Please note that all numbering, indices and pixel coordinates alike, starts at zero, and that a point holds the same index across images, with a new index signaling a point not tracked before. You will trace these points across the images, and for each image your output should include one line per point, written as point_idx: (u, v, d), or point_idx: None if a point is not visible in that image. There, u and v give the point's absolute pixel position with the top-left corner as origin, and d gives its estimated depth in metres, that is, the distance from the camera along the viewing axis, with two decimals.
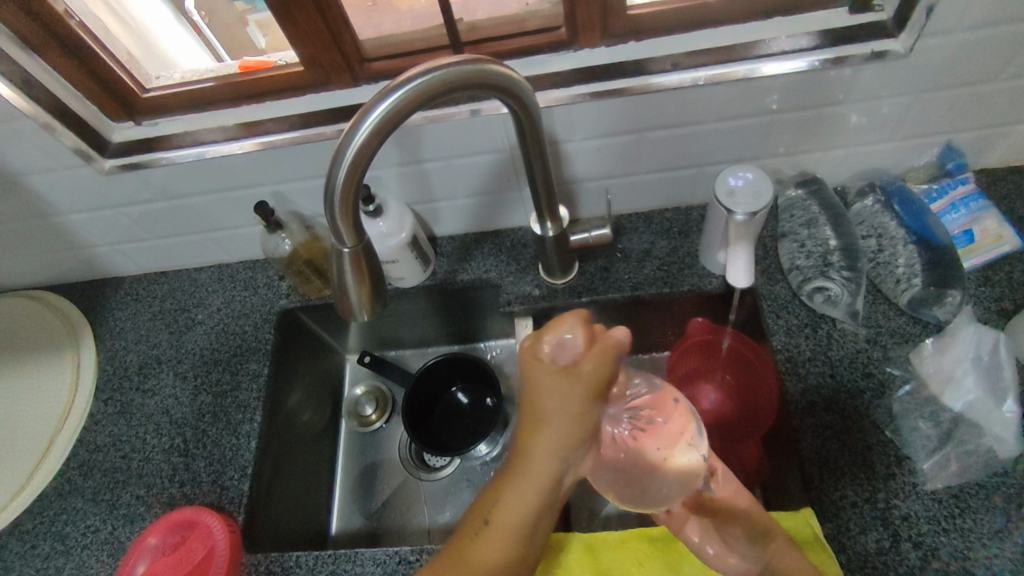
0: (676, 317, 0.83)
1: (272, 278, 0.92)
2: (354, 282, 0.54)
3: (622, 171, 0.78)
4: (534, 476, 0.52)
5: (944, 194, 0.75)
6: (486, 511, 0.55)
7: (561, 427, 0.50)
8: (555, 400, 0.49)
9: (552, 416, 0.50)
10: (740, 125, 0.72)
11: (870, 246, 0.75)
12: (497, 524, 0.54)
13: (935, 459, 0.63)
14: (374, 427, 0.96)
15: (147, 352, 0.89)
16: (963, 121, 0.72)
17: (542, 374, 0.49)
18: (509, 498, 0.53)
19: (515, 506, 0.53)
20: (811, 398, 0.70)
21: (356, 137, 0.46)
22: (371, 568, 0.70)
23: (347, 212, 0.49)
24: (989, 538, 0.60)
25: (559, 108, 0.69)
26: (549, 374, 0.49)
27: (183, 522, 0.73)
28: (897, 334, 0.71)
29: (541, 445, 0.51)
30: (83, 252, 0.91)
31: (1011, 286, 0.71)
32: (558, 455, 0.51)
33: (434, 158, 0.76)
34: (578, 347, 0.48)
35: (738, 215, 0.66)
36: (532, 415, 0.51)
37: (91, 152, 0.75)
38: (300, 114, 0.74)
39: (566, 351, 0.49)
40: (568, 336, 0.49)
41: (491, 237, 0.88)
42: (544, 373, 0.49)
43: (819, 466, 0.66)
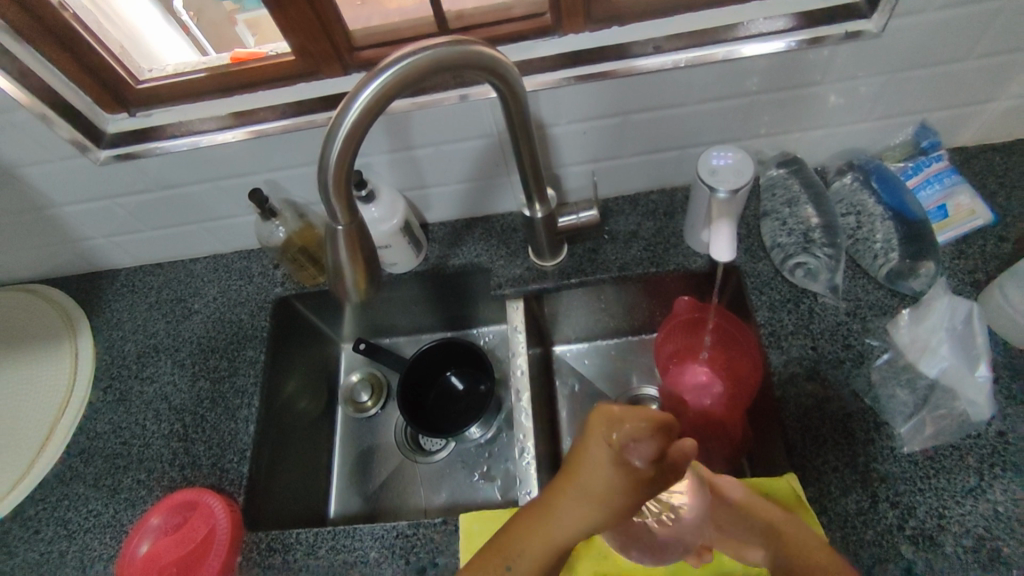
0: (663, 294, 0.86)
1: (267, 266, 0.93)
2: (349, 260, 0.55)
3: (608, 154, 0.80)
4: (555, 537, 0.40)
5: (919, 171, 0.77)
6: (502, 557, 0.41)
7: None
8: (600, 478, 0.37)
9: (593, 492, 0.37)
10: (722, 107, 0.74)
11: (848, 223, 0.77)
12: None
13: (911, 423, 0.66)
14: (370, 413, 0.98)
15: (144, 341, 0.91)
16: (935, 100, 0.75)
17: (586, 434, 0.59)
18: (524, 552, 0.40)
19: (532, 566, 0.41)
20: (793, 369, 0.72)
21: (348, 116, 0.48)
22: (370, 543, 0.72)
23: (340, 191, 0.51)
24: (962, 496, 0.63)
25: (545, 92, 0.71)
26: (606, 464, 0.36)
27: (185, 503, 0.74)
28: (876, 307, 0.74)
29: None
30: (79, 244, 0.92)
31: (983, 258, 0.74)
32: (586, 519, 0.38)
33: (424, 144, 0.78)
34: (654, 442, 0.36)
35: (719, 192, 0.68)
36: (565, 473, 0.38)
37: (86, 142, 0.77)
38: (292, 103, 0.76)
39: (637, 450, 0.35)
40: (637, 434, 0.36)
41: (481, 222, 0.90)
42: (599, 459, 0.36)
43: (802, 434, 0.68)
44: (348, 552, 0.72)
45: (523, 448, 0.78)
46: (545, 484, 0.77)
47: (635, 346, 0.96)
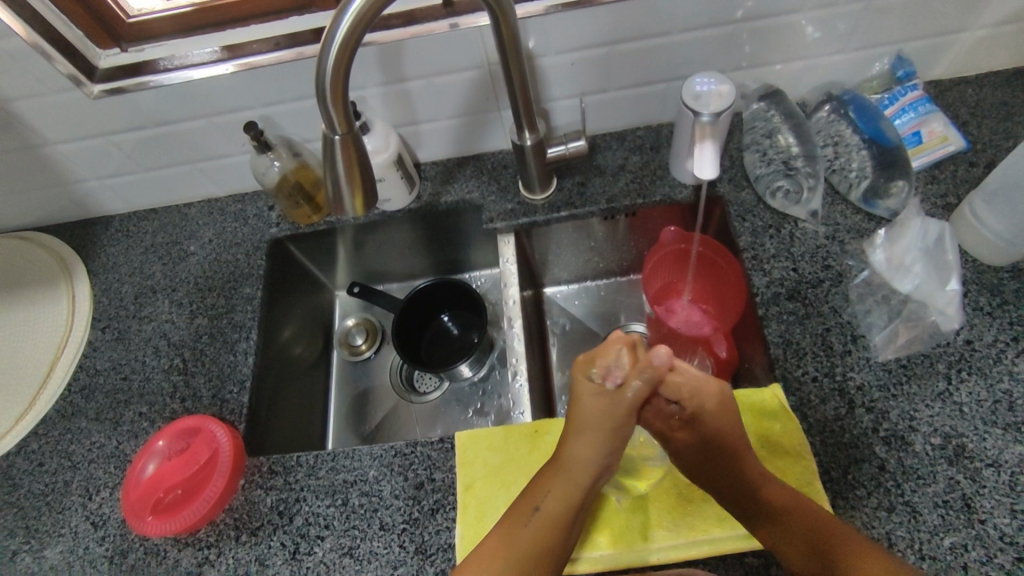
0: (649, 226, 0.89)
1: (261, 209, 0.95)
2: (346, 175, 0.56)
3: (596, 88, 0.83)
4: (571, 461, 0.62)
5: (895, 100, 0.80)
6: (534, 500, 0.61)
7: (594, 430, 0.62)
8: (593, 402, 0.61)
9: (590, 414, 0.61)
10: (705, 37, 0.77)
11: (827, 153, 0.80)
12: (543, 512, 0.60)
13: (885, 333, 0.69)
14: (365, 356, 1.00)
15: (142, 283, 0.92)
16: (909, 30, 0.78)
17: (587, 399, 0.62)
18: (551, 489, 0.62)
19: (558, 494, 0.61)
20: (775, 289, 0.75)
21: (342, 23, 0.50)
22: (369, 462, 0.73)
23: (337, 99, 0.52)
24: (932, 400, 0.66)
25: (533, 20, 0.73)
26: (595, 386, 0.61)
27: (189, 430, 0.76)
28: (853, 230, 0.77)
29: (577, 446, 0.62)
30: (74, 188, 0.93)
31: (955, 182, 0.77)
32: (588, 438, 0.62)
33: (416, 76, 0.79)
34: (623, 365, 0.60)
35: (703, 116, 0.71)
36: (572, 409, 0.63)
37: (80, 77, 0.78)
38: (285, 35, 0.77)
39: (612, 371, 0.60)
40: (614, 360, 0.60)
41: (473, 161, 0.92)
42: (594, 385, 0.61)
43: (783, 348, 0.71)
44: (347, 471, 0.73)
45: (516, 371, 0.81)
46: (538, 408, 0.80)
47: (624, 287, 0.99)
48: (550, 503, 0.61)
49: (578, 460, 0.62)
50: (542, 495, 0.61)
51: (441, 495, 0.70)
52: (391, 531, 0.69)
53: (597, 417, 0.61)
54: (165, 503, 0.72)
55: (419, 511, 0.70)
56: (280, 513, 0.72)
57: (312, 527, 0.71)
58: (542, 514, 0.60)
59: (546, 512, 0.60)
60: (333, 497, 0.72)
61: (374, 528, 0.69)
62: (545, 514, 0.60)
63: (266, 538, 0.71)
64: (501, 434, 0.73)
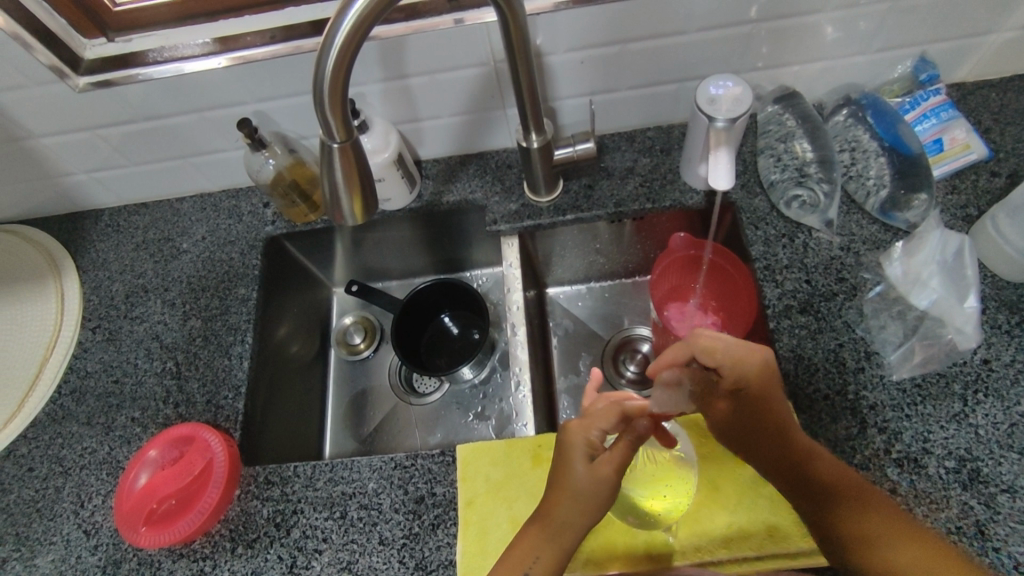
0: (658, 228, 0.86)
1: (257, 205, 0.92)
2: (345, 182, 0.53)
3: (606, 87, 0.79)
4: (564, 521, 0.57)
5: (916, 105, 0.77)
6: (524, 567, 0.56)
7: (586, 495, 0.57)
8: (581, 456, 0.58)
9: (595, 466, 0.57)
10: (720, 36, 0.74)
11: (844, 159, 0.77)
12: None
13: (900, 351, 0.67)
14: (363, 355, 0.98)
15: (132, 281, 0.89)
16: (932, 32, 0.75)
17: (579, 437, 0.59)
18: (543, 553, 0.57)
19: (551, 555, 0.57)
20: (787, 302, 0.73)
21: (342, 26, 0.46)
22: (368, 474, 0.72)
23: (337, 104, 0.48)
24: (947, 422, 0.64)
25: (542, 17, 0.70)
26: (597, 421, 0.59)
27: (182, 439, 0.74)
28: (869, 241, 0.74)
29: (567, 509, 0.57)
30: (61, 181, 0.90)
31: (976, 193, 0.74)
32: (590, 500, 0.57)
33: (419, 73, 0.76)
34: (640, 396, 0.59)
35: (718, 121, 0.69)
36: (562, 465, 0.59)
37: (64, 69, 0.74)
38: (282, 27, 0.74)
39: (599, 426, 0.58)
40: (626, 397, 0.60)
41: (476, 159, 0.89)
42: (596, 417, 0.59)
43: (795, 364, 0.69)
44: (346, 484, 0.71)
45: (519, 381, 0.79)
46: (541, 418, 0.78)
47: (629, 289, 0.96)
48: (561, 540, 0.57)
49: (574, 521, 0.57)
50: (533, 557, 0.57)
51: (442, 510, 0.69)
52: (390, 546, 0.67)
53: (604, 467, 0.57)
54: (159, 513, 0.70)
55: (419, 526, 0.68)
56: (277, 524, 0.70)
57: (310, 540, 0.69)
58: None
59: (555, 546, 0.57)
60: (332, 510, 0.70)
61: (373, 543, 0.68)
62: (555, 550, 0.57)
63: (263, 551, 0.69)
64: (503, 449, 0.71)
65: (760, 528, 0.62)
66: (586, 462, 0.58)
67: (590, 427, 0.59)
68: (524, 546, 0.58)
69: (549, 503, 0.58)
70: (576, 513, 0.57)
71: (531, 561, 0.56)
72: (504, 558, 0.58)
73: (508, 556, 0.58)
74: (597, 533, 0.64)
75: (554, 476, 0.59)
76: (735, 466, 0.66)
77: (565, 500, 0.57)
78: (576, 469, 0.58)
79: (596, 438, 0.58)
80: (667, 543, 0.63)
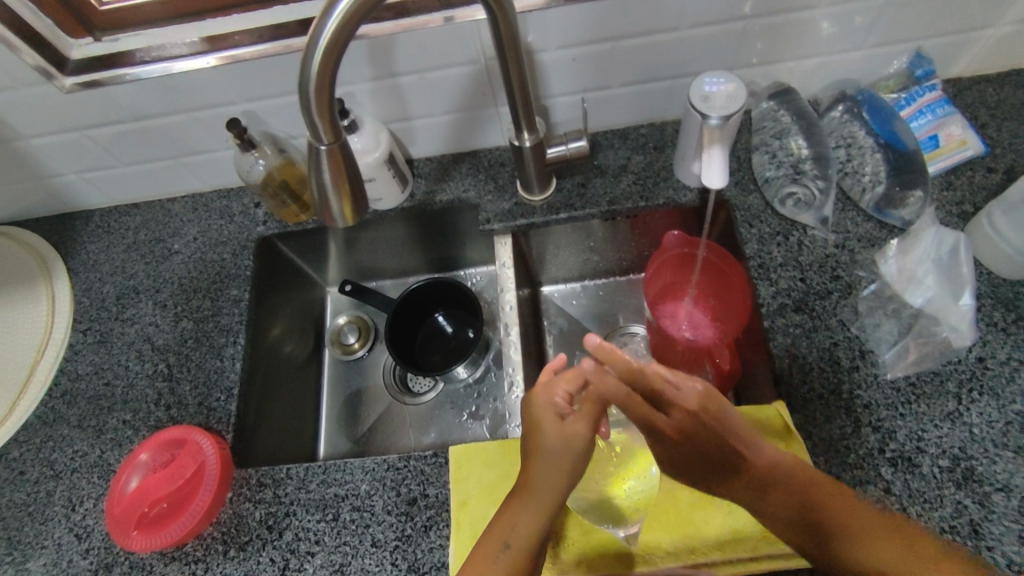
0: (653, 226, 0.85)
1: (248, 205, 0.91)
2: (333, 183, 0.53)
3: (599, 84, 0.79)
4: (541, 486, 0.57)
5: (912, 101, 0.77)
6: (502, 536, 0.55)
7: (561, 457, 0.57)
8: (547, 421, 0.59)
9: (565, 425, 0.58)
10: (714, 32, 0.73)
11: (839, 156, 0.77)
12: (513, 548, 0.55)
13: (894, 350, 0.67)
14: (357, 355, 0.97)
15: (123, 283, 0.88)
16: (928, 27, 0.74)
17: (544, 399, 0.61)
18: (521, 516, 0.56)
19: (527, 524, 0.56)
20: (782, 300, 0.72)
21: (327, 26, 0.45)
22: (360, 476, 0.71)
23: (323, 105, 0.48)
24: (941, 420, 0.64)
25: (533, 14, 0.69)
26: (555, 387, 0.61)
27: (174, 441, 0.73)
28: (864, 239, 0.74)
29: (543, 471, 0.57)
30: (50, 182, 0.89)
31: (972, 189, 0.74)
32: (559, 463, 0.57)
33: (409, 71, 0.75)
34: None
35: (712, 119, 0.68)
36: (531, 430, 0.60)
37: (51, 69, 0.73)
38: (270, 26, 0.73)
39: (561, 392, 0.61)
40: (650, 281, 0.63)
41: (469, 157, 0.88)
42: (557, 386, 0.61)
43: (789, 363, 0.68)
44: (339, 485, 0.71)
45: (513, 381, 0.79)
46: None
47: (624, 287, 0.96)
48: (540, 505, 0.56)
49: (548, 485, 0.57)
50: (513, 526, 0.56)
51: (435, 512, 0.68)
52: (383, 548, 0.67)
53: (574, 428, 0.58)
54: (151, 517, 0.70)
55: (412, 528, 0.68)
56: (270, 527, 0.70)
57: (302, 543, 0.69)
58: (513, 548, 0.55)
59: (534, 512, 0.56)
60: (324, 512, 0.70)
61: (366, 546, 0.68)
62: (536, 515, 0.56)
63: (255, 553, 0.69)
64: (496, 450, 0.71)
65: (755, 529, 0.62)
66: (555, 420, 0.59)
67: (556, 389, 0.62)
68: (502, 516, 0.57)
69: (526, 469, 0.58)
70: (552, 474, 0.57)
71: (510, 530, 0.56)
72: (485, 534, 0.57)
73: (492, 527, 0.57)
74: (592, 534, 0.64)
75: (526, 443, 0.60)
76: None
77: (538, 462, 0.58)
78: (544, 429, 0.59)
79: (561, 401, 0.60)
80: (659, 545, 0.63)
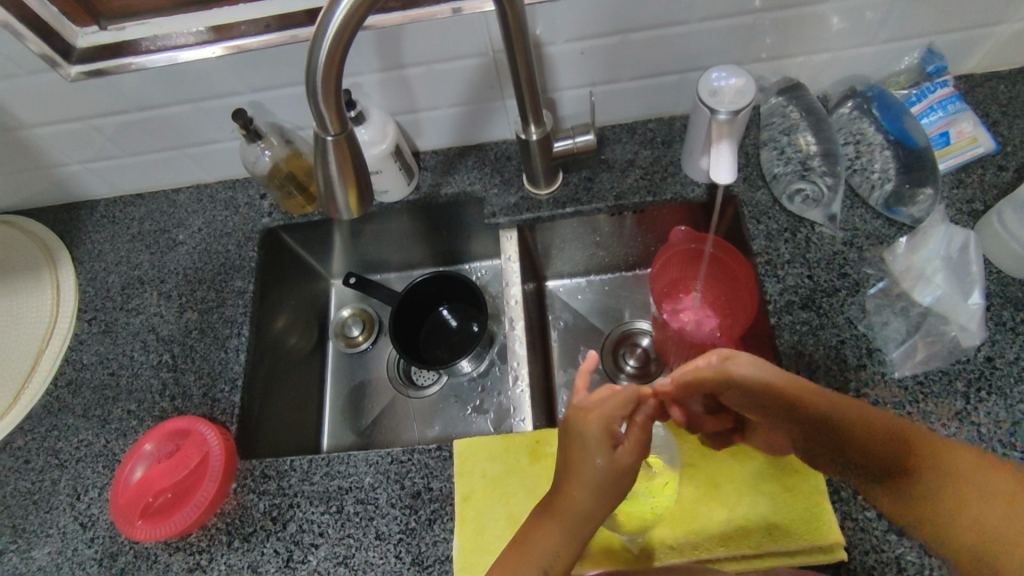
0: (659, 222, 0.85)
1: (253, 197, 0.91)
2: (339, 174, 0.52)
3: (607, 78, 0.78)
4: (584, 516, 0.55)
5: (923, 98, 0.76)
6: (545, 560, 0.53)
7: (603, 493, 0.55)
8: (598, 458, 0.55)
9: (613, 464, 0.56)
10: (724, 26, 0.72)
11: (848, 153, 0.76)
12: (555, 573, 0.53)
13: (902, 348, 0.66)
14: (361, 348, 0.97)
15: (128, 273, 0.88)
16: (940, 23, 0.73)
17: (597, 428, 0.57)
18: (560, 544, 0.54)
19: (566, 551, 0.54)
20: (788, 297, 0.72)
21: (335, 15, 0.45)
22: (365, 468, 0.71)
23: (330, 96, 0.47)
24: (949, 420, 0.63)
25: (542, 6, 0.68)
26: (608, 417, 0.57)
27: (178, 432, 0.73)
28: (872, 237, 0.73)
29: (587, 499, 0.55)
30: (55, 171, 0.89)
31: (982, 187, 0.73)
32: (603, 500, 0.55)
33: (416, 63, 0.75)
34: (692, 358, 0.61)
35: (720, 114, 0.67)
36: (579, 458, 0.56)
37: (56, 58, 0.73)
38: (277, 16, 0.72)
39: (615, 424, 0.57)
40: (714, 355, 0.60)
41: (475, 150, 0.88)
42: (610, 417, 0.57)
43: (795, 360, 0.68)
44: (342, 478, 0.71)
45: (517, 375, 0.78)
46: (538, 413, 0.77)
47: (629, 282, 0.95)
48: (579, 531, 0.55)
49: (590, 516, 0.55)
50: (552, 549, 0.54)
51: (439, 505, 0.68)
52: (387, 541, 0.67)
53: (620, 467, 0.56)
54: (155, 507, 0.70)
55: (416, 521, 0.68)
56: (274, 518, 0.70)
57: (306, 534, 0.69)
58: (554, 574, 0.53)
59: (573, 536, 0.55)
60: (328, 504, 0.70)
61: (370, 538, 0.68)
62: (573, 543, 0.54)
63: (259, 544, 0.69)
64: (500, 444, 0.71)
65: (760, 525, 0.62)
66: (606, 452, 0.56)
67: (612, 416, 0.57)
68: (540, 538, 0.54)
69: (566, 489, 0.56)
70: (599, 501, 0.55)
71: (550, 557, 0.53)
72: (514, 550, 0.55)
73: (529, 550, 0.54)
74: (597, 529, 0.64)
75: (568, 466, 0.57)
76: (735, 465, 0.65)
77: (582, 494, 0.55)
78: (590, 468, 0.55)
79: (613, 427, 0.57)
80: (663, 541, 0.63)
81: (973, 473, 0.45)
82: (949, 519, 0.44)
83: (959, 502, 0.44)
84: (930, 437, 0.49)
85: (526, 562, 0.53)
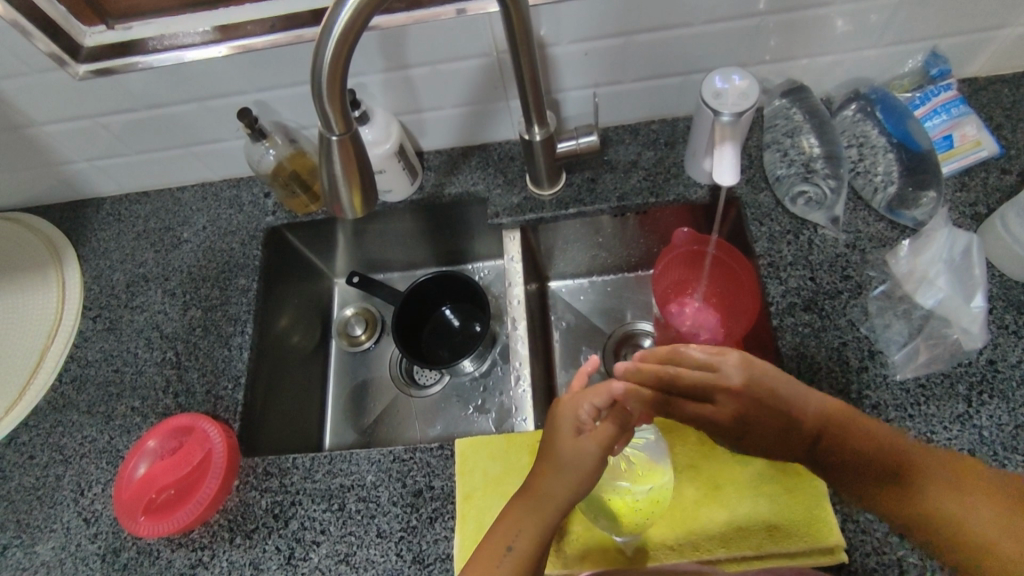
0: (662, 223, 0.85)
1: (258, 196, 0.91)
2: (344, 174, 0.53)
3: (611, 79, 0.78)
4: (549, 498, 0.57)
5: (927, 101, 0.76)
6: (508, 538, 0.56)
7: (572, 473, 0.57)
8: (565, 444, 0.58)
9: (580, 446, 0.58)
10: (727, 28, 0.72)
11: (851, 155, 0.76)
12: (515, 553, 0.55)
13: (905, 350, 0.66)
14: (364, 347, 0.98)
15: (133, 270, 0.89)
16: (945, 25, 0.73)
17: (567, 417, 0.60)
18: (525, 529, 0.56)
19: (529, 532, 0.56)
20: (791, 299, 0.72)
21: (341, 15, 0.45)
22: (366, 467, 0.71)
23: (335, 96, 0.48)
24: (951, 422, 0.63)
25: (546, 7, 0.68)
26: (579, 405, 0.60)
27: (182, 428, 0.74)
28: (875, 239, 0.73)
29: (552, 481, 0.58)
30: (62, 169, 0.89)
31: (986, 191, 0.73)
32: (569, 483, 0.57)
33: (421, 63, 0.75)
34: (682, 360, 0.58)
35: (724, 116, 0.67)
36: (550, 445, 0.60)
37: (64, 56, 0.74)
38: (282, 16, 0.73)
39: (587, 410, 0.59)
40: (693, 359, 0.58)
41: (479, 150, 0.88)
42: (579, 404, 0.60)
43: (798, 362, 0.68)
44: (344, 476, 0.71)
45: (519, 375, 0.78)
46: (540, 413, 0.78)
47: (632, 283, 0.96)
48: (546, 515, 0.57)
49: (557, 497, 0.57)
50: (516, 531, 0.56)
51: (440, 503, 0.68)
52: (388, 539, 0.67)
53: (585, 450, 0.58)
54: (158, 503, 0.70)
55: (417, 519, 0.68)
56: (276, 515, 0.70)
57: (308, 532, 0.69)
58: (515, 554, 0.55)
59: (538, 519, 0.57)
60: (330, 502, 0.70)
61: (371, 536, 0.68)
62: (536, 525, 0.57)
63: (261, 541, 0.69)
64: (501, 444, 0.71)
65: (760, 527, 0.62)
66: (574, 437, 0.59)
67: (580, 403, 0.60)
68: (507, 520, 0.58)
69: (536, 476, 0.59)
70: (563, 485, 0.57)
71: (515, 534, 0.56)
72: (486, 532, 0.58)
73: (497, 533, 0.57)
74: (595, 530, 0.64)
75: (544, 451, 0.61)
76: (736, 468, 0.65)
77: (549, 476, 0.58)
78: (558, 453, 0.59)
79: (584, 414, 0.59)
80: (663, 542, 0.63)
81: (956, 490, 0.49)
82: (939, 528, 0.48)
83: (949, 513, 0.48)
84: (918, 455, 0.52)
85: (492, 541, 0.56)
